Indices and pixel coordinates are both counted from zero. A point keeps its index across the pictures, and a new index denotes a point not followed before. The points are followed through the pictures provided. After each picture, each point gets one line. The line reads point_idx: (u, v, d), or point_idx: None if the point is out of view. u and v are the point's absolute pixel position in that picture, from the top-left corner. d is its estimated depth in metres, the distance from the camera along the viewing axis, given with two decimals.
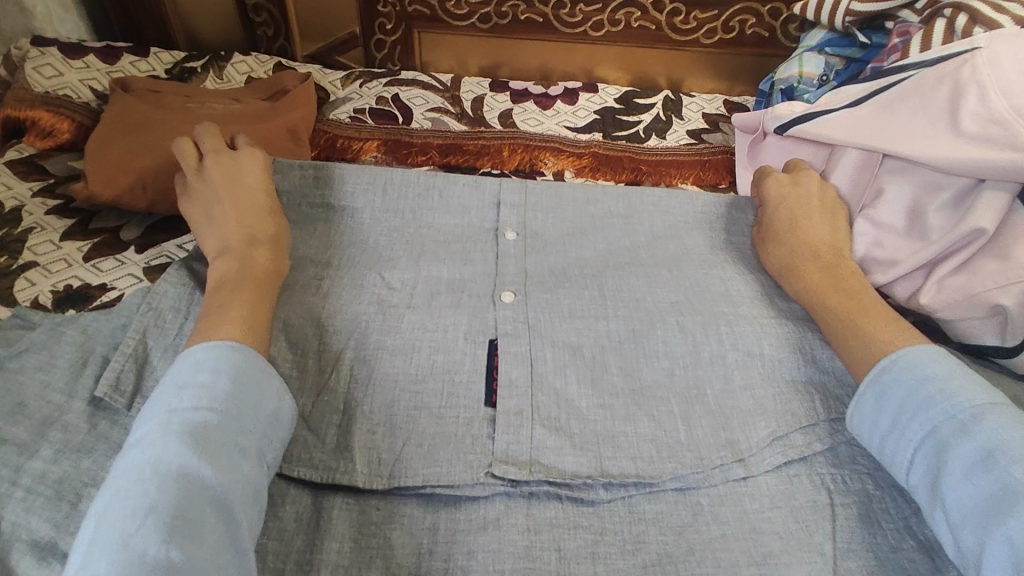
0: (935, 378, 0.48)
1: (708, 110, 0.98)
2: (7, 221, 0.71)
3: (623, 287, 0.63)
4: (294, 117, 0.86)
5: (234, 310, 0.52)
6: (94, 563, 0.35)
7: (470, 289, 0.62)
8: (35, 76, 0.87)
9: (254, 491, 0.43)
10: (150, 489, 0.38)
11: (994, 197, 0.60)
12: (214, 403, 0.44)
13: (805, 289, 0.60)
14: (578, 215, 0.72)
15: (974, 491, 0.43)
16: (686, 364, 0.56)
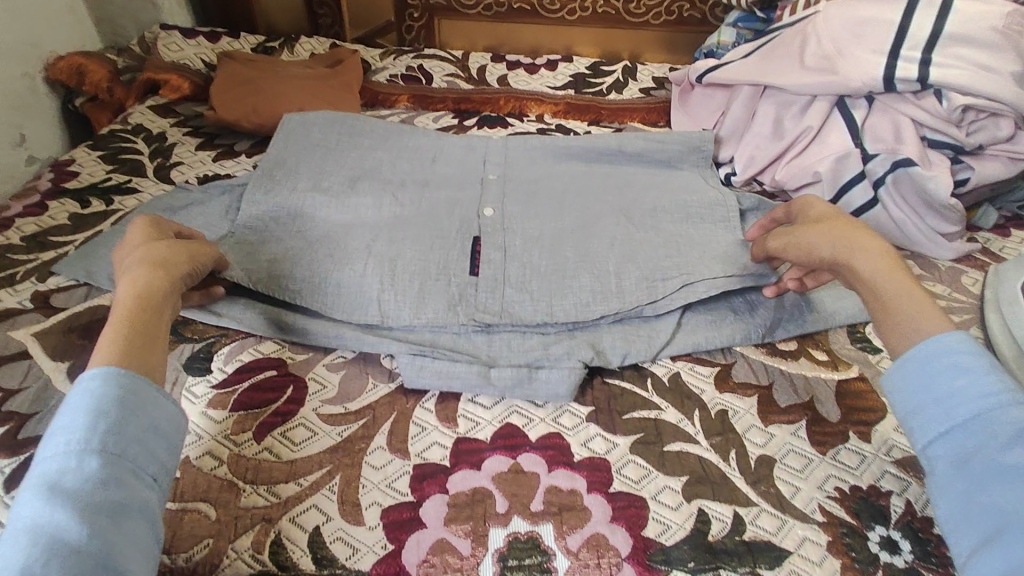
0: (983, 367, 0.48)
1: (656, 74, 1.29)
2: (158, 140, 1.04)
3: (575, 200, 0.85)
4: (348, 75, 1.18)
5: (105, 340, 0.51)
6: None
7: (462, 200, 0.84)
8: (165, 51, 1.21)
9: (129, 510, 0.44)
10: (16, 548, 0.40)
11: (820, 106, 0.90)
12: (79, 443, 0.45)
13: (885, 275, 0.55)
14: (544, 156, 0.94)
15: (1003, 481, 0.44)
16: (613, 223, 0.81)
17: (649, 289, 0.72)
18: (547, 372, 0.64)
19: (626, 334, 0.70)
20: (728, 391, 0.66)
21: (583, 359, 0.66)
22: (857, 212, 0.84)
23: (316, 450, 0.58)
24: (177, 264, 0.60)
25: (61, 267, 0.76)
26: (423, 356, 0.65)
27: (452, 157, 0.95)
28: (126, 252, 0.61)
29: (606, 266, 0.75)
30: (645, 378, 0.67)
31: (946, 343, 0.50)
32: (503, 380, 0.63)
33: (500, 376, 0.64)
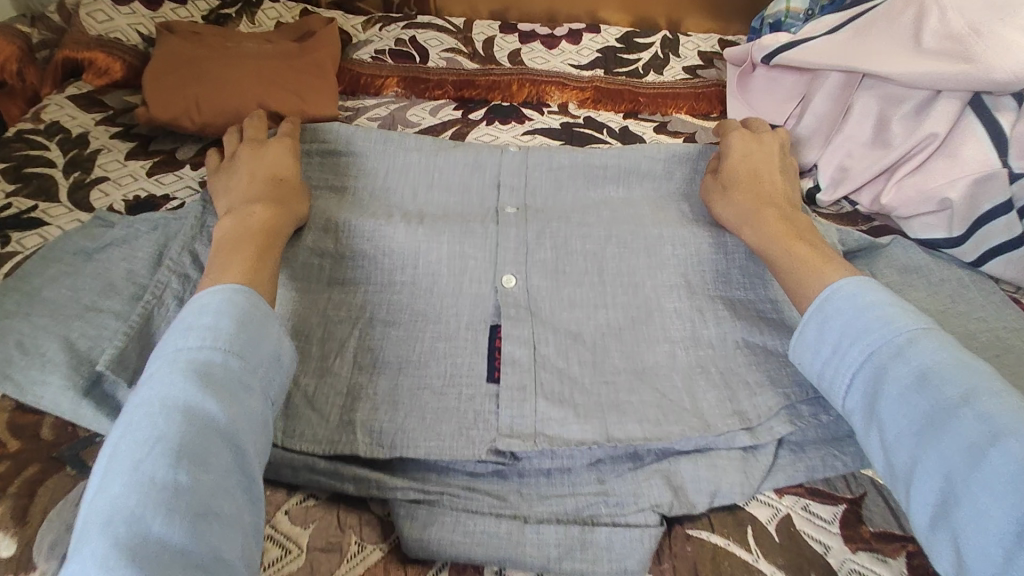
0: (870, 305, 0.48)
1: (703, 48, 1.05)
2: (77, 146, 0.81)
3: (622, 258, 0.66)
4: (324, 54, 0.94)
5: (236, 259, 0.55)
6: (114, 485, 0.37)
7: (472, 263, 0.65)
8: (89, 21, 0.95)
9: (260, 426, 0.45)
10: (158, 423, 0.40)
11: (948, 107, 0.67)
12: (221, 341, 0.46)
13: (764, 242, 0.59)
14: (577, 199, 0.73)
15: (901, 417, 0.43)
16: (672, 285, 0.64)
17: (739, 415, 0.53)
18: (608, 529, 0.48)
19: (694, 461, 0.52)
20: (859, 549, 0.48)
21: (658, 508, 0.49)
22: (992, 253, 0.64)
23: None
24: (297, 203, 0.65)
25: None
26: (432, 511, 0.49)
27: (457, 183, 0.74)
28: (240, 176, 0.66)
29: (670, 381, 0.57)
30: (745, 528, 0.49)
31: (839, 289, 0.50)
32: (546, 547, 0.47)
33: (541, 539, 0.48)
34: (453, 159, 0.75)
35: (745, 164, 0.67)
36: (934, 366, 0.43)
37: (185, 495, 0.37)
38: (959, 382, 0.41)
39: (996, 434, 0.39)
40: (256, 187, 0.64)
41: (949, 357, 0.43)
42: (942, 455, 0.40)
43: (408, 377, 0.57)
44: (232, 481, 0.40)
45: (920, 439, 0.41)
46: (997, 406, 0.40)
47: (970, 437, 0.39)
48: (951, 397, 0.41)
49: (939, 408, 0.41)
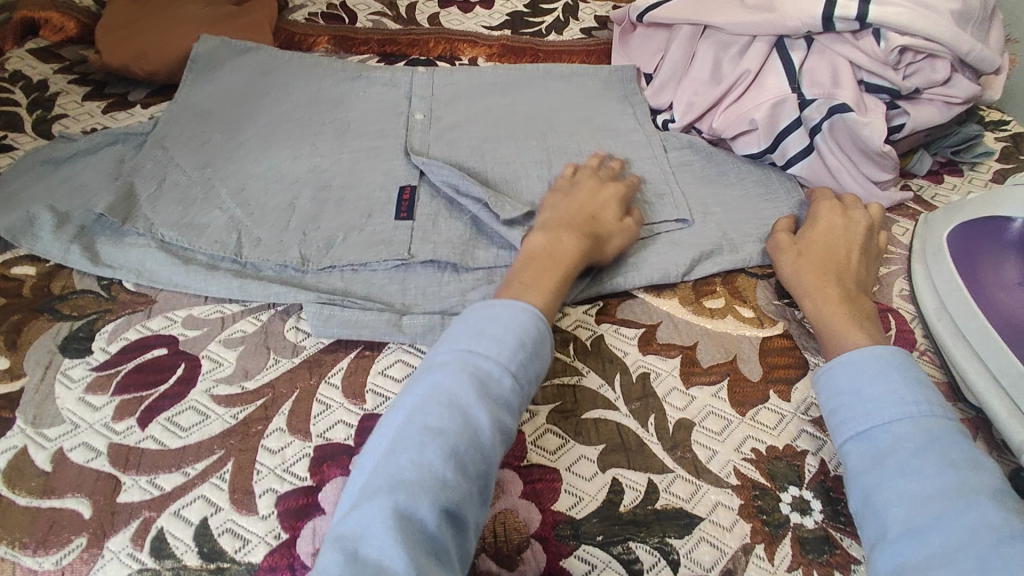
0: (919, 380, 0.53)
1: (598, 13, 1.22)
2: (39, 89, 0.93)
3: (500, 148, 0.86)
4: (260, 15, 1.06)
5: (536, 291, 0.60)
6: (400, 459, 0.46)
7: (385, 147, 0.85)
8: None
9: (510, 440, 0.51)
10: (439, 414, 0.48)
11: (759, 48, 0.85)
12: (508, 360, 0.52)
13: (819, 308, 0.63)
14: (473, 102, 0.95)
15: (910, 479, 0.47)
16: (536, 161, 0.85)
17: None
18: None
19: None
20: (651, 353, 0.63)
21: None
22: (792, 161, 0.82)
23: (205, 436, 0.54)
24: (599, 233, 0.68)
25: None
26: (333, 305, 0.63)
27: (376, 95, 0.94)
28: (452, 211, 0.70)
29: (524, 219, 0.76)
30: (569, 343, 0.64)
31: (886, 355, 0.55)
32: (415, 328, 0.62)
33: (412, 324, 0.62)
34: (373, 82, 0.96)
35: (825, 241, 0.68)
36: (954, 453, 0.48)
37: (445, 491, 0.45)
38: (973, 474, 0.46)
39: (1005, 529, 0.42)
40: (576, 216, 0.68)
41: (962, 447, 0.48)
42: (935, 523, 0.44)
43: (330, 220, 0.74)
44: (477, 487, 0.47)
45: (925, 504, 0.45)
46: (1000, 506, 0.44)
47: (964, 518, 0.44)
48: (965, 482, 0.46)
49: (949, 484, 0.46)
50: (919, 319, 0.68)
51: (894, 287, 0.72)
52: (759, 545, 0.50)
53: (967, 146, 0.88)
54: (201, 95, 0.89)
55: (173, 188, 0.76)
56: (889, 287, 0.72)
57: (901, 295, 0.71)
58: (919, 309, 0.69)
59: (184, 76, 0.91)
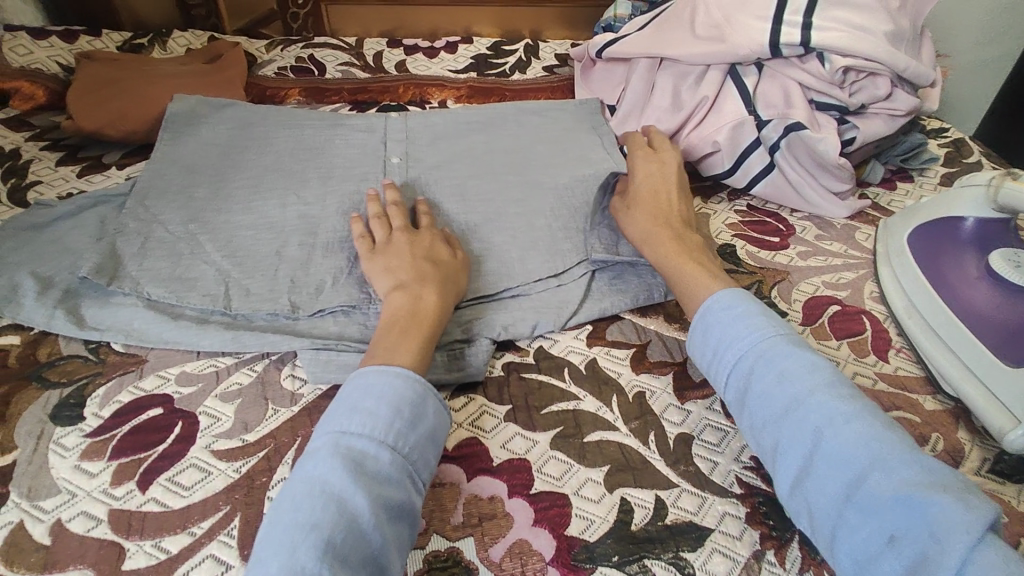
0: (745, 313, 0.58)
1: (559, 50, 1.27)
2: (11, 158, 0.93)
3: (481, 190, 0.89)
4: (230, 72, 1.10)
5: (407, 346, 0.59)
6: (269, 566, 0.44)
7: (367, 193, 0.87)
8: (10, 55, 1.08)
9: (405, 514, 0.49)
10: (313, 506, 0.46)
11: (714, 76, 0.90)
12: (384, 435, 0.51)
13: (662, 256, 0.70)
14: (451, 144, 0.99)
15: (765, 408, 0.53)
16: (515, 200, 0.87)
17: (551, 267, 0.75)
18: (458, 349, 0.66)
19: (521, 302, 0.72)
20: (644, 371, 0.65)
21: (491, 338, 0.67)
22: (755, 179, 0.87)
23: (208, 494, 0.53)
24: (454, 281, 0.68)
25: None
26: (327, 351, 0.64)
27: (353, 143, 0.97)
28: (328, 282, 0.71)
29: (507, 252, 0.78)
30: (563, 369, 0.66)
31: (722, 297, 0.61)
32: None
33: None
34: (352, 128, 1.00)
35: (650, 186, 0.78)
36: (789, 366, 0.53)
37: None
38: (802, 381, 0.52)
39: (840, 417, 0.49)
40: (418, 267, 0.68)
41: (795, 354, 0.54)
42: (793, 439, 0.51)
43: (318, 265, 0.75)
44: (367, 572, 0.45)
45: (782, 425, 0.52)
46: (831, 396, 0.51)
47: (811, 425, 0.50)
48: (799, 390, 0.52)
49: (791, 398, 0.52)
50: (891, 318, 0.72)
51: (865, 290, 0.76)
52: (769, 551, 0.51)
53: (915, 152, 0.95)
54: (179, 153, 0.91)
55: (158, 244, 0.76)
56: (860, 290, 0.76)
57: (872, 297, 0.75)
58: (890, 308, 0.72)
59: (162, 136, 0.92)
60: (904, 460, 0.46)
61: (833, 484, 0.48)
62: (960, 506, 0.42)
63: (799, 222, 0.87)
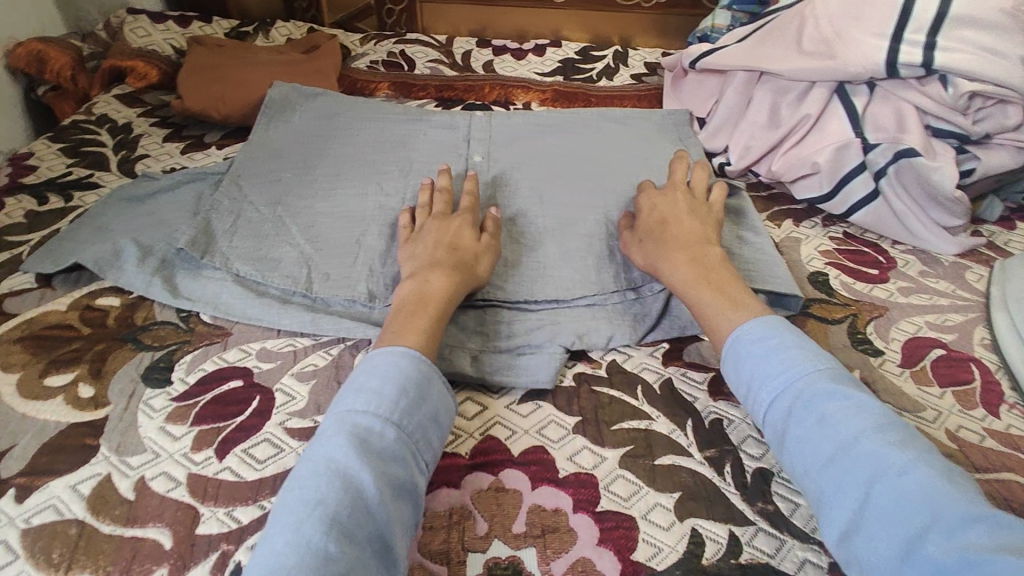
0: (782, 346, 0.56)
1: (648, 59, 1.25)
2: (124, 131, 0.99)
3: (554, 192, 0.87)
4: (324, 63, 1.13)
5: (410, 331, 0.59)
6: (278, 540, 0.44)
7: (447, 190, 0.87)
8: (131, 36, 1.17)
9: (410, 492, 0.49)
10: (319, 482, 0.47)
11: (819, 93, 0.85)
12: (386, 412, 0.52)
13: (686, 283, 0.65)
14: (523, 147, 0.96)
15: (806, 450, 0.50)
16: (591, 206, 0.85)
17: (628, 279, 0.73)
18: (527, 357, 0.65)
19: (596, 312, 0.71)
20: (723, 399, 0.62)
21: (564, 345, 0.66)
22: (855, 206, 0.82)
23: (280, 470, 0.54)
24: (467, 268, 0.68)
25: (27, 265, 0.71)
26: None
27: (435, 139, 0.97)
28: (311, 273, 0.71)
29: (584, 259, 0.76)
30: (636, 386, 0.64)
31: (751, 326, 0.58)
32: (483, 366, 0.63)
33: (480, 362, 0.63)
34: (433, 125, 0.99)
35: (656, 217, 0.73)
36: (830, 406, 0.50)
37: (332, 562, 0.43)
38: (846, 423, 0.49)
39: (894, 467, 0.46)
40: (437, 253, 0.68)
41: (841, 394, 0.51)
42: (838, 484, 0.47)
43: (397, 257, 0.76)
44: (372, 549, 0.45)
45: (825, 469, 0.48)
46: (883, 442, 0.47)
47: (859, 475, 0.47)
48: (846, 435, 0.49)
49: (837, 442, 0.49)
50: (1004, 369, 0.65)
51: (974, 336, 0.69)
52: None
53: None
54: (273, 136, 0.94)
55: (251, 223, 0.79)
56: (969, 335, 0.70)
57: (982, 344, 0.68)
58: (1004, 358, 0.66)
59: (258, 120, 0.96)
60: (969, 516, 0.42)
61: (886, 543, 0.43)
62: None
63: (900, 256, 0.81)
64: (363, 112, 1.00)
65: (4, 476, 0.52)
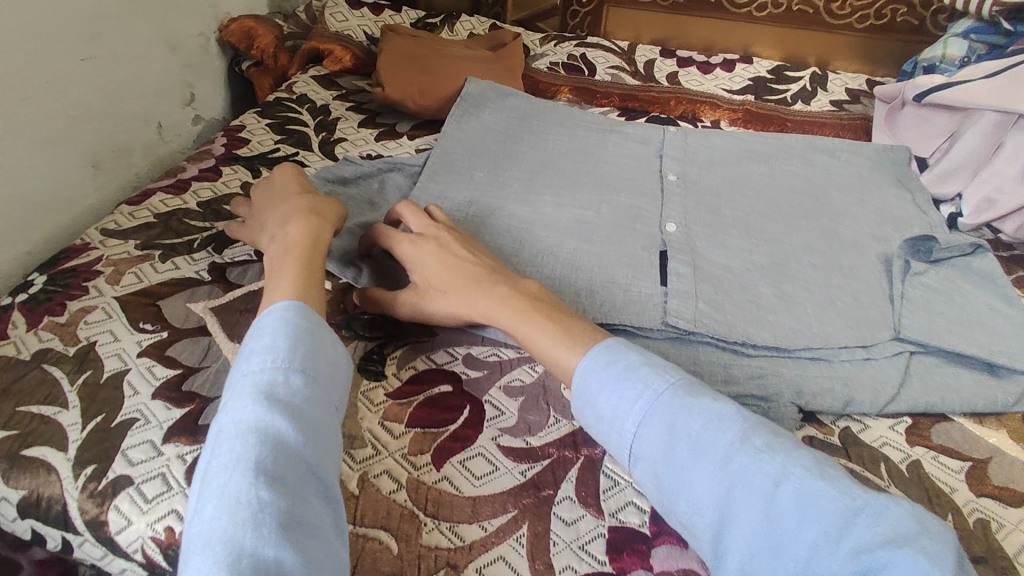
0: (630, 366, 0.51)
1: (851, 85, 1.14)
2: (322, 113, 1.02)
3: (767, 227, 0.80)
4: (512, 61, 1.11)
5: (283, 279, 0.56)
6: (205, 509, 0.40)
7: (645, 209, 0.82)
8: (331, 20, 1.21)
9: (328, 431, 0.47)
10: (241, 444, 0.43)
11: None
12: (282, 361, 0.48)
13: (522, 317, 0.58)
14: (725, 168, 0.90)
15: (713, 475, 0.45)
16: (808, 246, 0.78)
17: (858, 337, 0.66)
18: None
19: (821, 368, 0.64)
20: (986, 496, 0.55)
21: (797, 404, 0.61)
22: None
23: (500, 490, 0.52)
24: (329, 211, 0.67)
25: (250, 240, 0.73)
26: None
27: (627, 152, 0.93)
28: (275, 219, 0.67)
29: (803, 307, 0.70)
30: (879, 465, 0.57)
31: (596, 351, 0.54)
32: None
33: None
34: (625, 137, 0.95)
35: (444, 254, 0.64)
36: (698, 425, 0.47)
37: (268, 509, 0.40)
38: (727, 442, 0.45)
39: (768, 479, 0.43)
40: (289, 209, 0.66)
41: (698, 409, 0.48)
42: (793, 523, 0.41)
43: (600, 276, 0.73)
44: (307, 490, 0.43)
45: (751, 502, 0.43)
46: (751, 454, 0.44)
47: (744, 496, 0.43)
48: (718, 452, 0.45)
49: (713, 460, 0.45)
50: None
51: None
52: None
53: None
54: (466, 131, 0.92)
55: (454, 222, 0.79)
56: None
57: None
58: None
59: (453, 113, 0.95)
60: (849, 516, 0.40)
61: (785, 566, 0.40)
62: (927, 559, 0.37)
63: None
64: (550, 120, 0.97)
65: None
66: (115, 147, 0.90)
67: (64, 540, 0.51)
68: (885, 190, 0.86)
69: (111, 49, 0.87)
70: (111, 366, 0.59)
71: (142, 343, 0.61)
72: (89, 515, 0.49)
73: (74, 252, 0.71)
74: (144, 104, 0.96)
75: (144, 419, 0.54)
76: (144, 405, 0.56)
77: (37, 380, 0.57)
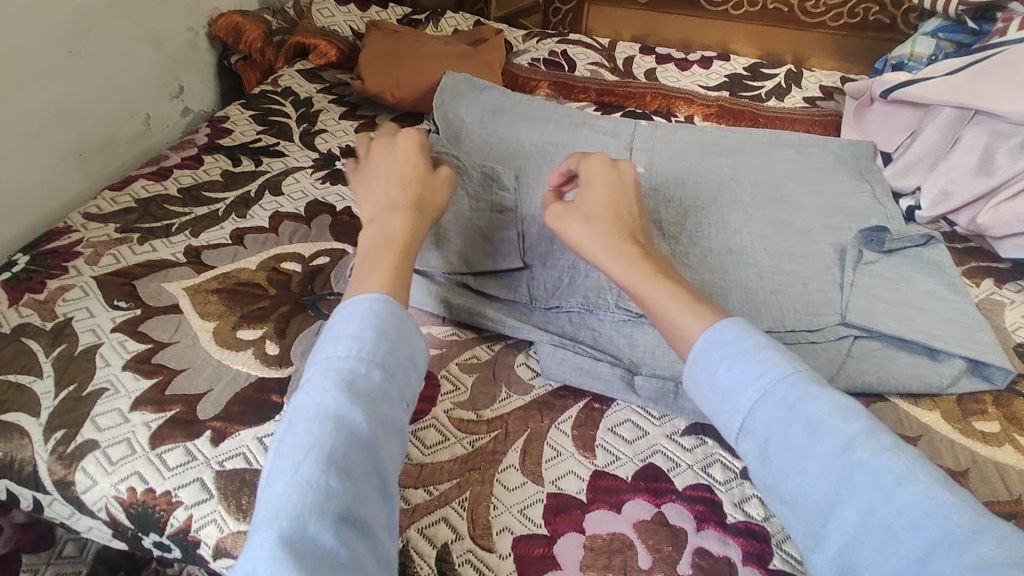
0: (758, 346, 0.47)
1: (824, 82, 1.17)
2: (305, 105, 1.06)
3: (727, 217, 0.83)
4: (492, 55, 1.14)
5: (381, 275, 0.54)
6: (275, 483, 0.41)
7: None
8: (317, 16, 1.24)
9: (399, 428, 0.47)
10: (313, 426, 0.44)
11: None
12: (369, 354, 0.48)
13: (629, 279, 0.56)
14: (692, 160, 0.93)
15: (810, 461, 0.42)
16: (765, 234, 0.80)
17: (804, 321, 0.68)
18: None
19: None
20: None
21: None
22: None
23: (447, 458, 0.55)
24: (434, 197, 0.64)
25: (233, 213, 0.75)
26: (564, 349, 0.63)
27: (597, 143, 0.95)
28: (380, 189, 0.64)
29: (755, 292, 0.72)
30: None
31: (719, 325, 0.49)
32: (648, 391, 0.60)
33: (645, 387, 0.60)
34: (596, 129, 0.98)
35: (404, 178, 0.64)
36: (819, 413, 0.43)
37: (331, 501, 0.41)
38: (838, 427, 0.42)
39: (891, 476, 0.40)
40: (395, 192, 0.62)
41: (823, 396, 0.44)
42: (905, 523, 0.38)
43: None
44: (371, 487, 0.43)
45: (858, 491, 0.40)
46: (878, 449, 0.41)
47: (862, 488, 0.40)
48: (840, 439, 0.42)
49: (834, 447, 0.42)
50: None
51: None
52: None
53: None
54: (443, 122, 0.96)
55: None
56: None
57: None
58: None
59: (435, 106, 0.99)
60: (976, 525, 0.37)
61: (894, 560, 0.38)
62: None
63: None
64: (525, 113, 1.00)
65: (201, 417, 0.56)
66: (100, 138, 0.94)
67: (34, 499, 0.54)
68: (846, 182, 0.89)
69: (98, 44, 0.91)
70: (85, 340, 0.62)
71: (116, 319, 0.64)
72: (57, 475, 0.53)
73: (57, 234, 0.74)
74: (131, 97, 0.99)
75: (113, 389, 0.58)
76: (114, 376, 0.59)
77: (15, 353, 0.61)
